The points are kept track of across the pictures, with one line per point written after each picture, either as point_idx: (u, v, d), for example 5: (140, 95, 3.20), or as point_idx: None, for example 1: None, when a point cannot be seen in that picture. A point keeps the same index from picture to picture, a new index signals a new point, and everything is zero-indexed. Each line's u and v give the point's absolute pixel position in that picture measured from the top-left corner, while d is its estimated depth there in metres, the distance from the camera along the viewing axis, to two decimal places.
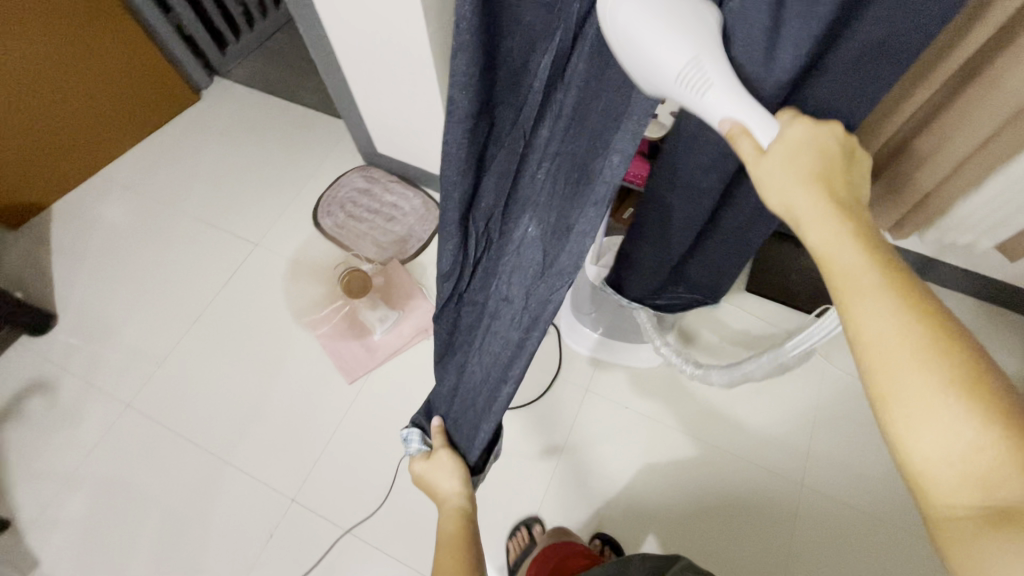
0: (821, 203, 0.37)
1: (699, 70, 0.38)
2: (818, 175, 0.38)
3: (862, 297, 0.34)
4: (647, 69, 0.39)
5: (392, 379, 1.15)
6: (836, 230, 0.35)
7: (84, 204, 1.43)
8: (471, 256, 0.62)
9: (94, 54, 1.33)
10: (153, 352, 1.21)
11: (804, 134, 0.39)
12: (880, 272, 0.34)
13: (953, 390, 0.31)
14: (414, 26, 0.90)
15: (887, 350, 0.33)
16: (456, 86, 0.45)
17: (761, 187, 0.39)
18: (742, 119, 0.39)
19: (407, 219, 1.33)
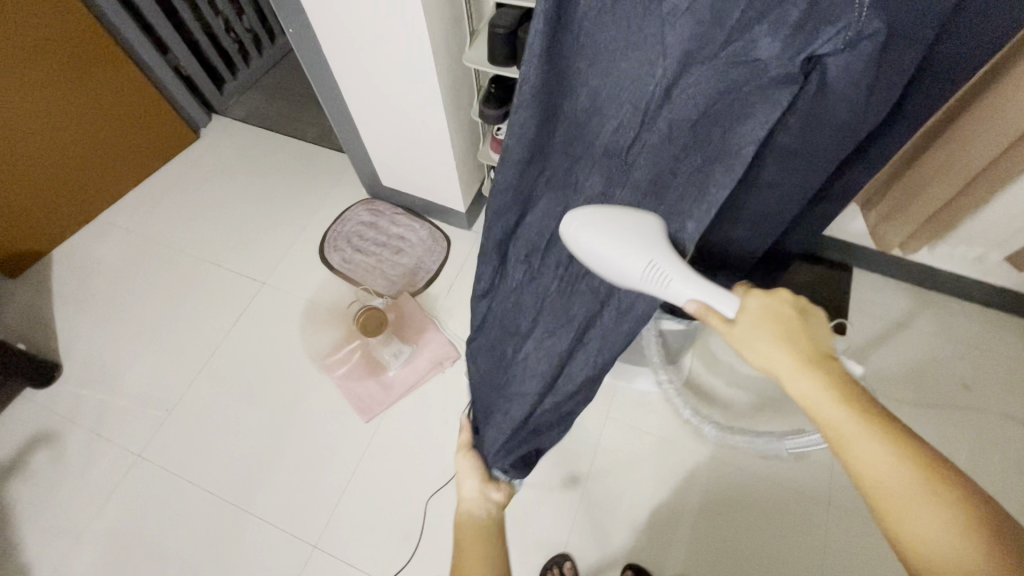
0: (798, 363, 0.42)
1: (658, 270, 0.45)
2: (791, 338, 0.43)
3: (855, 449, 0.38)
4: (617, 275, 0.47)
5: (410, 414, 1.13)
6: (818, 386, 0.41)
7: (85, 249, 1.41)
8: (502, 284, 0.66)
9: (93, 98, 1.32)
10: (162, 398, 1.19)
11: (764, 301, 0.46)
12: (862, 419, 0.39)
13: (954, 531, 0.35)
14: (422, 64, 0.91)
15: (894, 494, 0.37)
16: (517, 126, 0.54)
17: (744, 353, 0.45)
18: (703, 300, 0.46)
19: (415, 251, 1.33)
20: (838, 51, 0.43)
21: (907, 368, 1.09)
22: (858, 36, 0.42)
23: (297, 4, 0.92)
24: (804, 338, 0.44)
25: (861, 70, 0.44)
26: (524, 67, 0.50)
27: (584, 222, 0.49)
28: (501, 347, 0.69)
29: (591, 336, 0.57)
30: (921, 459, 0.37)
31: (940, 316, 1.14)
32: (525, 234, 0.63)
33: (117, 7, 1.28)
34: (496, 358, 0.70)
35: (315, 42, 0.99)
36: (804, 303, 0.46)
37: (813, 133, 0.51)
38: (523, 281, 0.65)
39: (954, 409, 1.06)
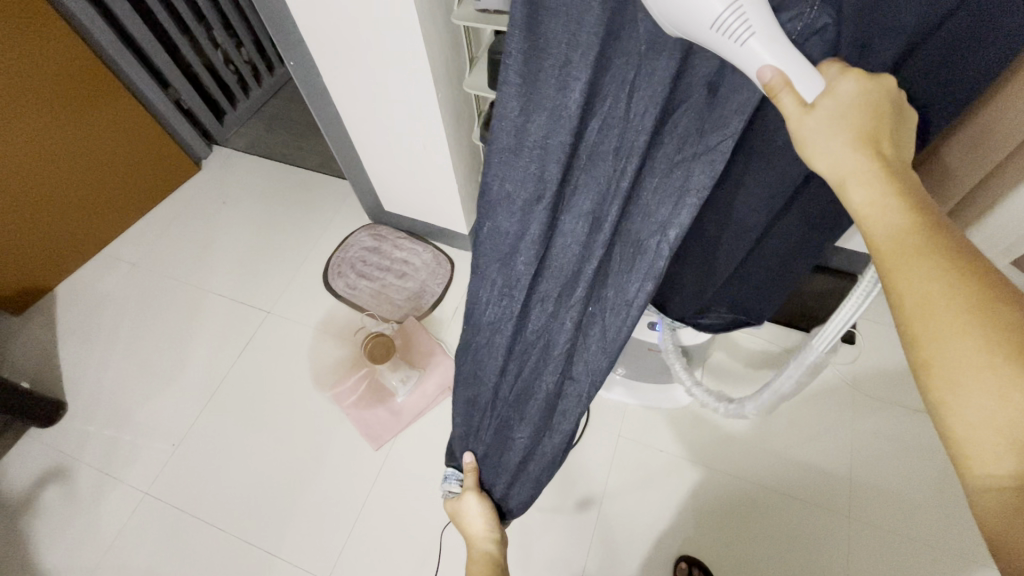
0: (869, 163, 0.34)
1: (740, 16, 0.33)
2: (869, 138, 0.35)
3: (908, 260, 0.31)
4: (683, 9, 0.34)
5: (419, 440, 1.12)
6: (883, 191, 0.34)
7: (90, 284, 1.41)
8: (487, 310, 0.62)
9: (95, 134, 1.33)
10: (170, 433, 1.18)
11: (857, 87, 0.36)
12: (924, 232, 0.32)
13: (992, 350, 0.28)
14: (423, 93, 0.92)
15: (930, 308, 0.30)
16: (504, 120, 0.48)
17: (809, 152, 0.36)
18: (785, 67, 0.35)
19: (419, 274, 1.33)
20: (801, 39, 0.38)
21: None
22: (814, 24, 0.37)
23: (298, 37, 0.93)
24: (886, 140, 0.36)
25: None
26: (507, 48, 0.44)
27: None
28: (475, 391, 0.70)
29: (580, 372, 0.64)
30: (993, 278, 0.30)
31: None
32: (502, 262, 0.58)
33: (119, 45, 1.31)
34: (480, 406, 0.70)
35: (316, 74, 1.01)
36: (898, 98, 0.37)
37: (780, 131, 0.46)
38: (505, 322, 0.62)
39: None
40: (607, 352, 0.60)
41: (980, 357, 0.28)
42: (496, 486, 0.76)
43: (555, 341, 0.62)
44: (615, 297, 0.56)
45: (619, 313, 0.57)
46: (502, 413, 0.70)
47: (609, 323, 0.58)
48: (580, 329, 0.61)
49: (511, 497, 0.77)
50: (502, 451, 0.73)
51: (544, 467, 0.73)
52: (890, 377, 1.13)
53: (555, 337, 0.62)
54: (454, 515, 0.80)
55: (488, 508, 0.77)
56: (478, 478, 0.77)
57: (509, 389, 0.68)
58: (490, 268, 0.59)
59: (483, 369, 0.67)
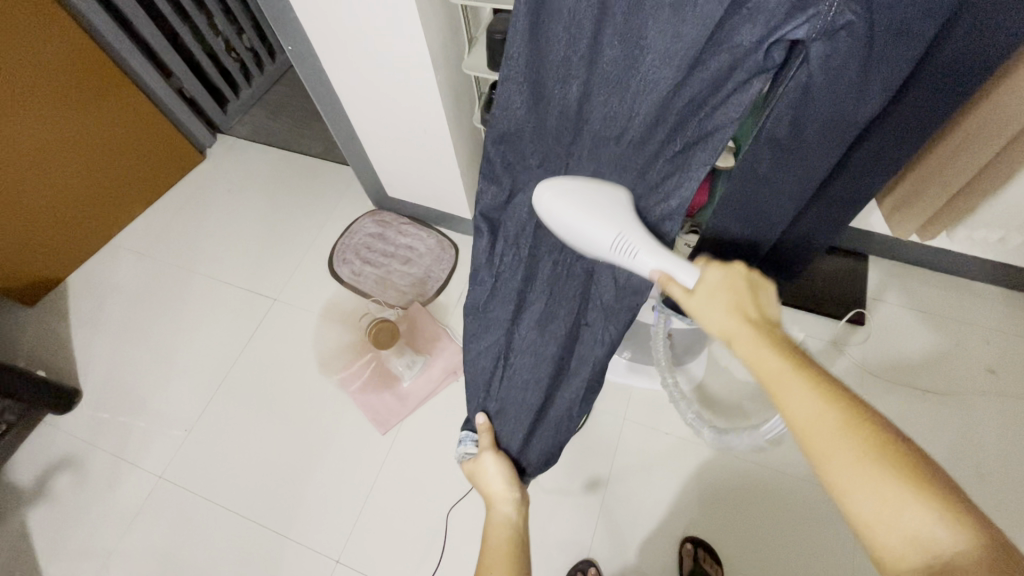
0: (740, 321, 0.45)
1: (625, 242, 0.53)
2: (739, 302, 0.46)
3: (787, 393, 0.40)
4: (589, 244, 0.55)
5: (426, 424, 1.13)
6: (756, 341, 0.43)
7: (99, 274, 1.43)
8: (500, 264, 0.71)
9: (97, 123, 1.33)
10: (181, 419, 1.20)
11: (721, 273, 0.48)
12: (794, 366, 0.40)
13: (867, 464, 0.35)
14: (423, 75, 0.91)
15: (815, 433, 0.37)
16: (510, 107, 0.61)
17: (701, 318, 0.48)
18: (663, 268, 0.52)
19: (424, 260, 1.33)
20: (823, 36, 0.41)
21: (922, 354, 1.11)
22: (834, 24, 0.40)
23: (294, 21, 0.91)
24: (751, 304, 0.46)
25: (845, 67, 0.43)
26: (511, 53, 0.56)
27: (556, 199, 0.57)
28: (490, 343, 0.73)
29: (594, 317, 0.70)
30: (852, 400, 0.38)
31: (952, 301, 1.17)
32: (513, 216, 0.69)
33: (118, 32, 1.29)
34: (494, 356, 0.73)
35: (314, 58, 0.99)
36: (759, 277, 0.48)
37: (804, 127, 0.50)
38: (518, 271, 0.70)
39: (973, 393, 1.07)
40: (625, 306, 0.63)
41: (860, 468, 0.35)
42: (513, 442, 0.75)
43: (567, 290, 0.71)
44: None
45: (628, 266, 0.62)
46: (518, 365, 0.73)
47: (620, 272, 0.63)
48: (589, 276, 0.69)
49: (529, 453, 0.76)
50: (520, 404, 0.74)
51: (563, 414, 0.75)
52: (903, 358, 1.11)
53: (564, 285, 0.71)
54: (471, 477, 0.77)
55: (506, 466, 0.74)
56: (494, 441, 0.76)
57: (519, 339, 0.73)
58: (503, 228, 0.70)
59: (495, 319, 0.73)
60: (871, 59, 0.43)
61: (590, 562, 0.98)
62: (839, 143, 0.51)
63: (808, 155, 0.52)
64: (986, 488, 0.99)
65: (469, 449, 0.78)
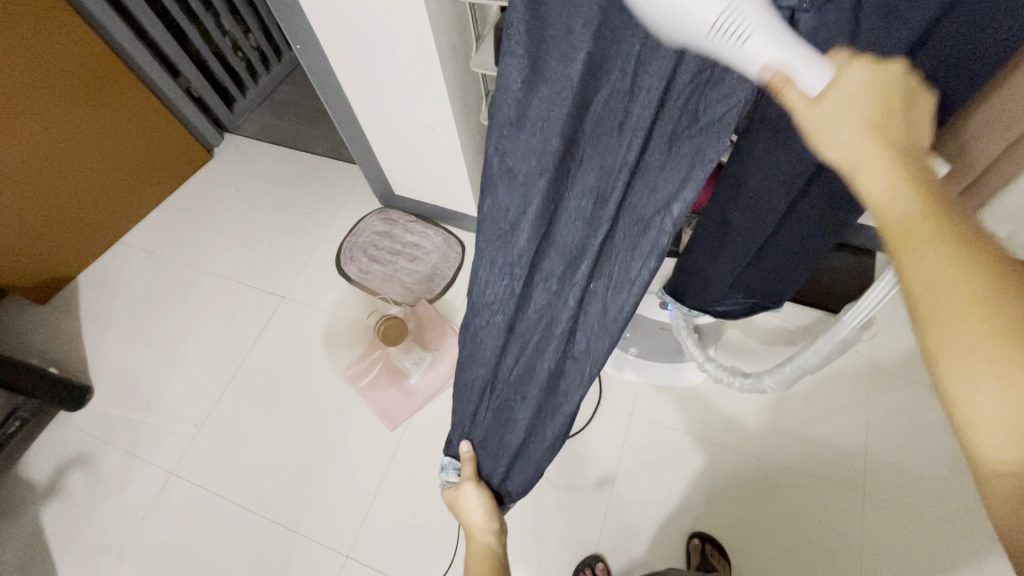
0: (880, 148, 0.32)
1: (736, 18, 0.32)
2: (881, 124, 0.33)
3: (916, 240, 0.29)
4: (675, 18, 0.32)
5: (434, 421, 1.13)
6: (894, 175, 0.31)
7: (109, 273, 1.44)
8: (491, 288, 0.61)
9: (107, 123, 1.34)
10: (192, 415, 1.21)
11: (864, 75, 0.34)
12: (937, 212, 0.29)
13: (1004, 332, 0.26)
14: (430, 72, 0.91)
15: (939, 291, 0.27)
16: (507, 95, 0.48)
17: (819, 138, 0.34)
18: (785, 64, 0.33)
19: (430, 257, 1.34)
20: (813, 7, 0.36)
21: None
22: None
23: (303, 21, 0.92)
24: (898, 125, 0.33)
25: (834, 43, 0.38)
26: (507, 23, 0.44)
27: None
28: (475, 373, 0.68)
29: (581, 350, 0.64)
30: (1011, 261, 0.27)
31: None
32: (503, 238, 0.57)
33: (126, 31, 1.31)
34: (479, 388, 0.69)
35: (322, 57, 1.00)
36: (912, 90, 0.34)
37: None
38: (507, 302, 0.61)
39: None
40: (610, 331, 0.60)
41: (991, 339, 0.26)
42: (496, 471, 0.75)
43: (557, 320, 0.62)
44: (619, 276, 0.56)
45: (621, 291, 0.57)
46: (503, 394, 0.69)
47: (611, 302, 0.58)
48: (584, 300, 0.60)
49: (510, 483, 0.77)
50: (504, 435, 0.72)
51: (545, 448, 0.73)
52: (911, 355, 1.11)
53: (559, 313, 0.61)
54: (452, 505, 0.78)
55: (487, 500, 0.76)
56: (477, 481, 0.76)
57: (508, 367, 0.67)
58: (494, 247, 0.58)
59: (482, 347, 0.66)
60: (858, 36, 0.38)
61: (598, 556, 0.99)
62: None
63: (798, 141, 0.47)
64: None
65: (452, 474, 0.78)
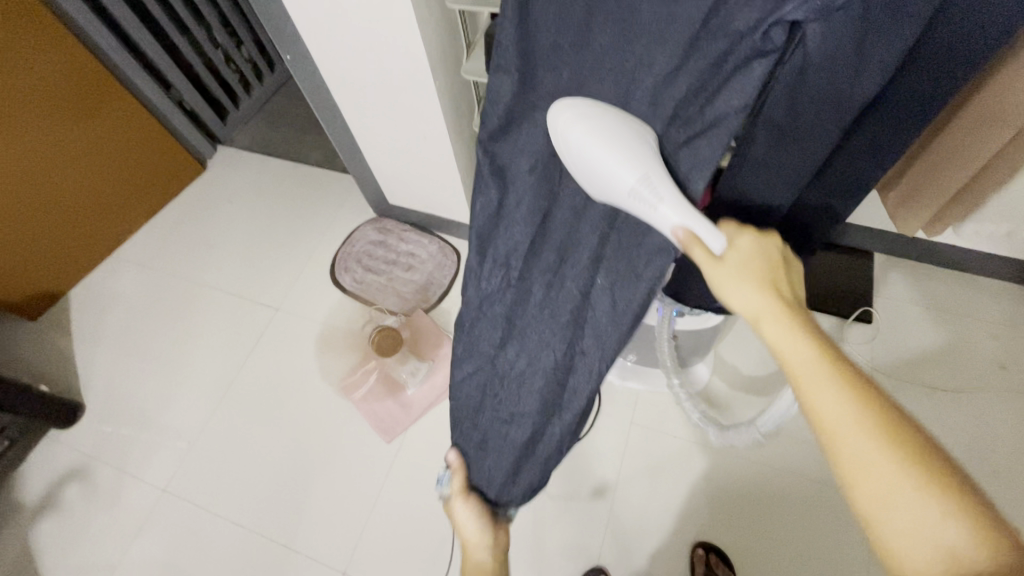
0: (770, 303, 0.44)
1: (647, 187, 0.47)
2: (770, 283, 0.45)
3: (816, 387, 0.40)
4: (605, 183, 0.49)
5: (431, 431, 1.12)
6: (786, 327, 0.43)
7: (102, 287, 1.43)
8: (489, 280, 0.64)
9: (97, 136, 1.33)
10: (185, 431, 1.19)
11: (753, 243, 0.48)
12: (825, 360, 0.41)
13: (895, 464, 0.36)
14: (420, 79, 0.90)
15: (842, 430, 0.38)
16: (497, 103, 0.56)
17: (727, 293, 0.46)
18: (688, 229, 0.47)
19: (425, 266, 1.33)
20: (819, 17, 0.40)
21: (931, 350, 1.10)
22: (830, 4, 0.39)
23: (293, 32, 0.92)
24: (783, 285, 0.46)
25: (843, 49, 0.42)
26: (500, 39, 0.53)
27: (570, 118, 0.49)
28: (475, 366, 0.69)
29: (589, 345, 0.60)
30: (885, 403, 0.39)
31: (966, 295, 1.15)
32: (499, 231, 0.61)
33: (117, 46, 1.30)
34: (478, 381, 0.70)
35: (313, 68, 0.99)
36: (788, 253, 0.49)
37: (800, 110, 0.49)
38: (505, 293, 0.64)
39: (984, 388, 1.06)
40: (618, 325, 0.57)
41: (892, 472, 0.36)
42: (495, 479, 0.72)
43: (559, 311, 0.61)
44: (625, 271, 0.55)
45: (629, 282, 0.55)
46: (505, 393, 0.68)
47: (618, 295, 0.56)
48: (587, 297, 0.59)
49: (510, 495, 0.73)
50: (504, 436, 0.70)
51: (552, 452, 0.68)
52: (910, 355, 1.10)
53: (560, 307, 0.61)
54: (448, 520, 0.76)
55: (478, 512, 0.72)
56: (466, 497, 0.74)
57: (510, 364, 0.67)
58: (488, 244, 0.62)
59: (481, 341, 0.67)
60: (864, 41, 0.43)
61: (601, 569, 0.96)
62: (839, 124, 0.49)
63: (807, 139, 0.52)
64: (1000, 486, 0.98)
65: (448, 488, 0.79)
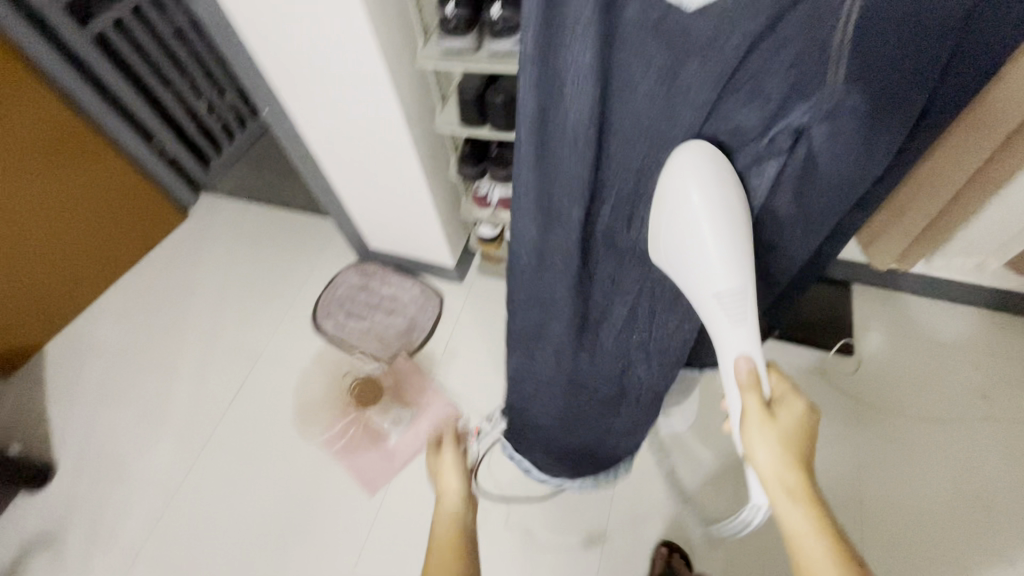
0: (795, 469, 0.51)
1: (728, 292, 0.52)
2: (801, 451, 0.52)
3: (813, 559, 0.47)
4: (695, 275, 0.53)
5: (416, 482, 1.09)
6: (802, 495, 0.50)
7: (78, 339, 1.40)
8: (541, 355, 0.75)
9: (70, 185, 1.31)
10: (161, 489, 1.15)
11: (798, 410, 0.54)
12: (829, 538, 0.47)
13: None
14: (396, 132, 0.92)
15: None
16: (526, 235, 0.60)
17: (759, 444, 0.52)
18: (750, 364, 0.53)
19: (407, 310, 1.31)
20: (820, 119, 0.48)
21: (912, 380, 1.11)
22: (833, 109, 0.47)
23: (268, 88, 0.93)
24: (811, 456, 0.53)
25: (849, 142, 0.50)
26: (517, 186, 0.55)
27: (675, 195, 0.51)
28: (538, 410, 0.84)
29: (635, 380, 0.77)
30: None
31: (945, 324, 1.16)
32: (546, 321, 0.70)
33: (96, 99, 1.30)
34: (547, 421, 0.86)
35: (290, 121, 1.00)
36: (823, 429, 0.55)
37: (817, 191, 0.55)
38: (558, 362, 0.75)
39: (966, 418, 1.07)
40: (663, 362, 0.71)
41: None
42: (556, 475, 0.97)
43: (610, 365, 0.75)
44: (657, 321, 0.68)
45: (664, 338, 0.69)
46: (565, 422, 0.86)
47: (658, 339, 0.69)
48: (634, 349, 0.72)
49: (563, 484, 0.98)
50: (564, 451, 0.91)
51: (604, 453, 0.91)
52: (892, 387, 1.11)
53: (612, 361, 0.74)
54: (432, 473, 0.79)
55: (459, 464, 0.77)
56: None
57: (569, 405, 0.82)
58: (544, 333, 0.71)
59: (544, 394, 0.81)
60: (874, 128, 0.49)
61: None
62: (854, 192, 0.56)
63: (828, 209, 0.58)
64: (988, 519, 0.97)
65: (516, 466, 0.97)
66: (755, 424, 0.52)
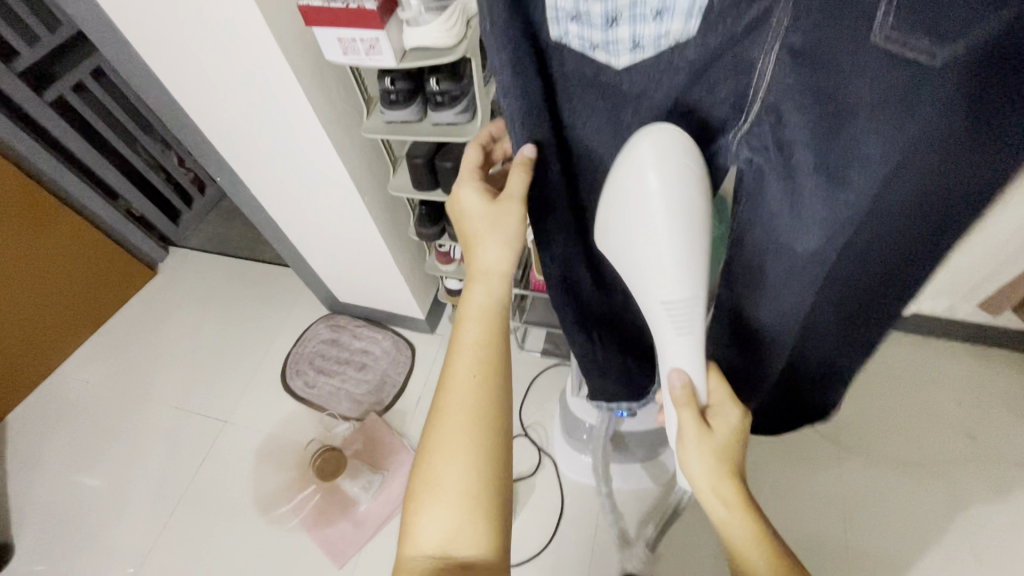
0: (725, 470, 0.49)
1: (678, 307, 0.42)
2: (732, 450, 0.49)
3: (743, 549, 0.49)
4: (639, 279, 0.43)
5: (387, 549, 1.05)
6: (731, 494, 0.49)
7: (42, 407, 1.36)
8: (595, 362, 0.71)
9: (25, 250, 1.28)
10: (123, 567, 1.10)
11: (730, 404, 0.51)
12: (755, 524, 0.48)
13: None
14: (350, 196, 0.90)
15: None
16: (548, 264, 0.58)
17: (689, 456, 0.50)
18: (689, 382, 0.47)
19: (379, 364, 1.29)
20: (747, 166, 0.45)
21: (895, 420, 1.08)
22: (748, 154, 0.44)
23: (218, 157, 0.92)
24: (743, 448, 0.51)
25: (781, 202, 0.43)
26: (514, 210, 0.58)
27: (631, 178, 0.38)
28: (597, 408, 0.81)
29: None
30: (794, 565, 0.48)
31: (925, 359, 1.14)
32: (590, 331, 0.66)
33: (55, 163, 1.28)
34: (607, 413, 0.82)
35: (245, 188, 0.99)
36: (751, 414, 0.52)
37: (776, 260, 0.47)
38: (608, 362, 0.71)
39: (954, 460, 1.03)
40: None
41: None
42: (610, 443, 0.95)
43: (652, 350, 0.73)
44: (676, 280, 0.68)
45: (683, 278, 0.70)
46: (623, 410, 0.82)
47: None
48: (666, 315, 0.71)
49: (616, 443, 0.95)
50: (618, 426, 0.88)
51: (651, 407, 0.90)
52: (874, 429, 1.08)
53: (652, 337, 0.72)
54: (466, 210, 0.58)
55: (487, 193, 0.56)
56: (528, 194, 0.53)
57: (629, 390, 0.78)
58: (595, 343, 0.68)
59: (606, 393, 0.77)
60: (802, 196, 0.41)
61: None
62: (816, 279, 0.46)
63: (799, 291, 0.48)
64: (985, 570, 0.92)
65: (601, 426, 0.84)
66: (692, 444, 0.49)
